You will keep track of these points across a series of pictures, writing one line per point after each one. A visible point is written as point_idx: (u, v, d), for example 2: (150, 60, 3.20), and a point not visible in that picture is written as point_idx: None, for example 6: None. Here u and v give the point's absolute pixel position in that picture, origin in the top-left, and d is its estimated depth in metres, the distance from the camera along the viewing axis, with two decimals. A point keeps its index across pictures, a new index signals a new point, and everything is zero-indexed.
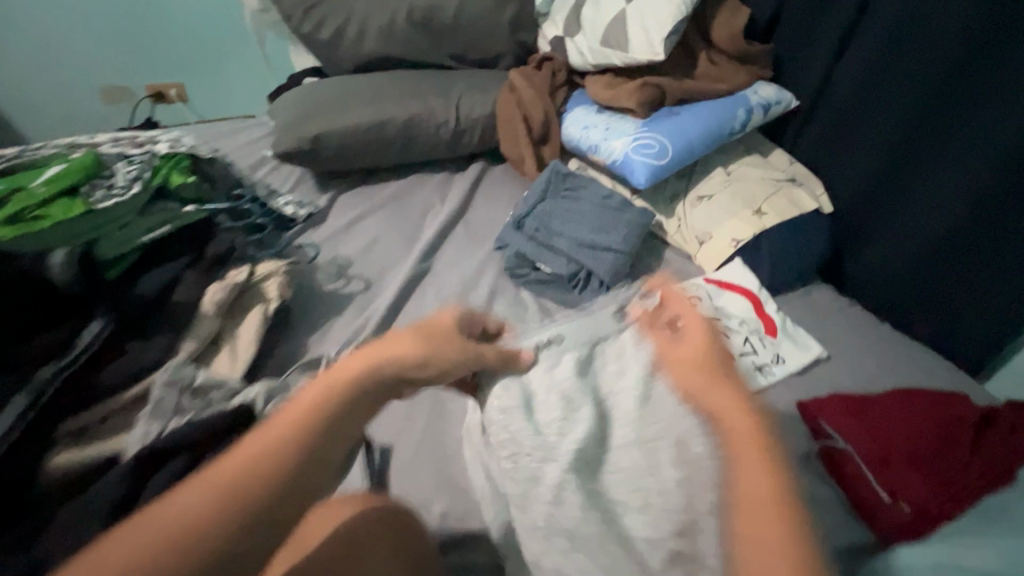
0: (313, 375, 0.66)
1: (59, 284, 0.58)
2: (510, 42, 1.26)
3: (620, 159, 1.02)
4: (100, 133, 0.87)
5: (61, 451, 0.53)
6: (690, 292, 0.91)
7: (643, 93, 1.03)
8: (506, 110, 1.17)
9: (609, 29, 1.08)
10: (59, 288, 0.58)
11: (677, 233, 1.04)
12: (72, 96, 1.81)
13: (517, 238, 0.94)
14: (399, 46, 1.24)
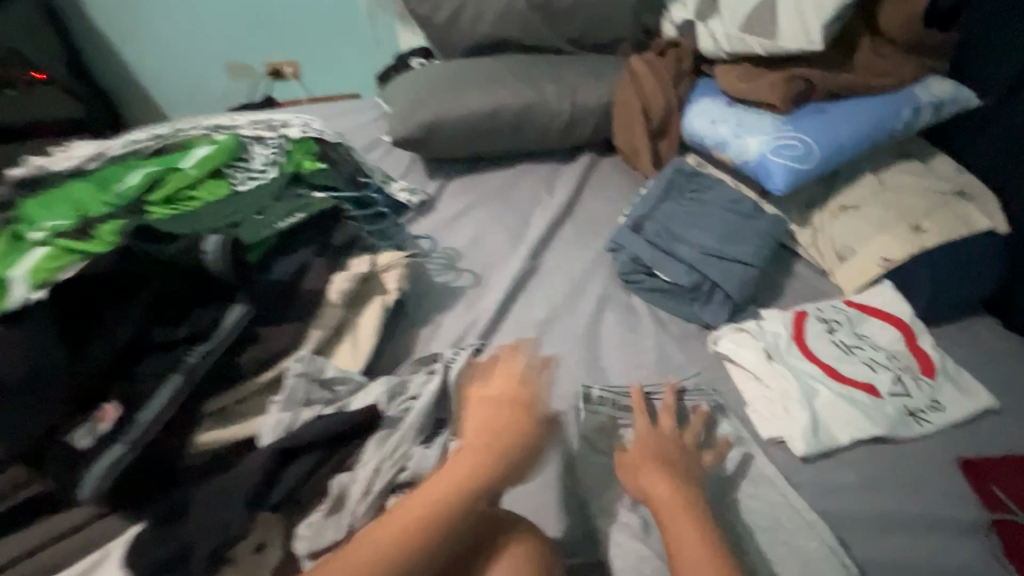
0: (427, 374, 0.66)
1: (213, 270, 0.58)
2: (634, 26, 1.19)
3: (755, 160, 0.91)
4: (239, 116, 0.90)
5: (205, 430, 0.56)
6: (827, 316, 0.81)
7: (790, 87, 0.92)
8: (625, 100, 1.10)
9: (754, 13, 0.97)
10: (211, 274, 0.59)
11: (812, 245, 0.93)
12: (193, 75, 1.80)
13: (634, 242, 0.87)
14: (515, 28, 1.19)
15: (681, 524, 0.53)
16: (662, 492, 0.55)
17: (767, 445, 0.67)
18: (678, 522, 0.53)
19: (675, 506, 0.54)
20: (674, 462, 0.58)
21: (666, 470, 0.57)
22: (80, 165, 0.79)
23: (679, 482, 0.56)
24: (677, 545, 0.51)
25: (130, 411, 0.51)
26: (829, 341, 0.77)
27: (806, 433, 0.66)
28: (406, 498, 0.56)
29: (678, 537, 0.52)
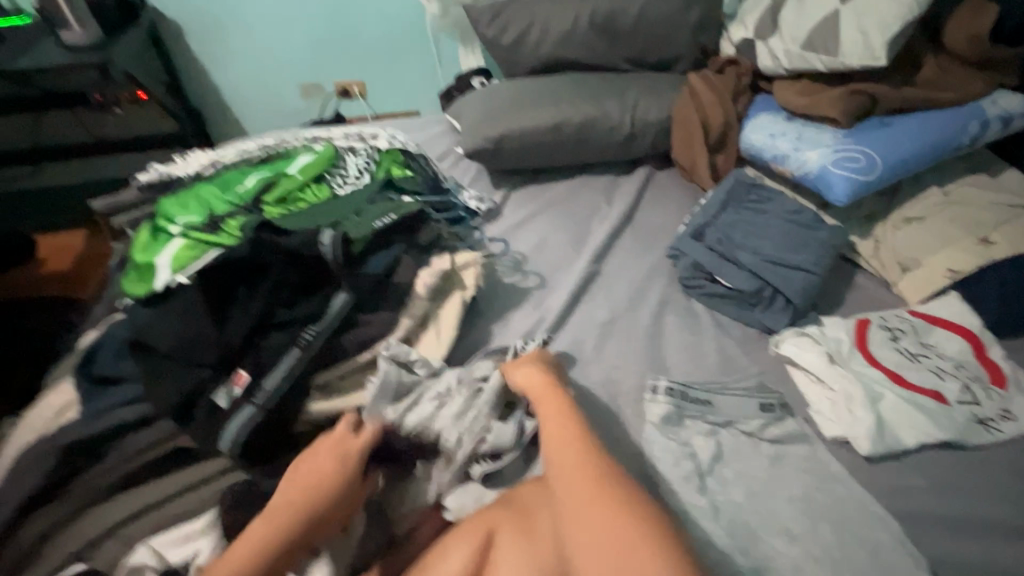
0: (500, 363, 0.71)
1: (330, 264, 0.69)
2: (692, 45, 1.24)
3: (815, 172, 0.94)
4: (332, 129, 1.00)
5: (317, 400, 0.63)
6: (890, 324, 0.82)
7: (852, 102, 0.94)
8: (684, 114, 1.14)
9: (815, 31, 1.00)
10: (328, 267, 0.69)
11: (873, 256, 0.94)
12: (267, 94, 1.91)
13: (695, 248, 0.91)
14: (577, 49, 1.26)
15: (564, 449, 0.57)
16: (552, 427, 0.60)
17: (830, 444, 0.69)
18: (572, 485, 0.53)
19: (559, 435, 0.59)
20: (555, 398, 0.63)
21: (545, 408, 0.62)
22: (203, 171, 0.91)
23: (561, 415, 0.61)
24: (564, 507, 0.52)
25: (258, 378, 0.61)
26: (893, 349, 0.78)
27: (871, 434, 0.67)
28: (488, 467, 0.61)
29: (563, 460, 0.56)
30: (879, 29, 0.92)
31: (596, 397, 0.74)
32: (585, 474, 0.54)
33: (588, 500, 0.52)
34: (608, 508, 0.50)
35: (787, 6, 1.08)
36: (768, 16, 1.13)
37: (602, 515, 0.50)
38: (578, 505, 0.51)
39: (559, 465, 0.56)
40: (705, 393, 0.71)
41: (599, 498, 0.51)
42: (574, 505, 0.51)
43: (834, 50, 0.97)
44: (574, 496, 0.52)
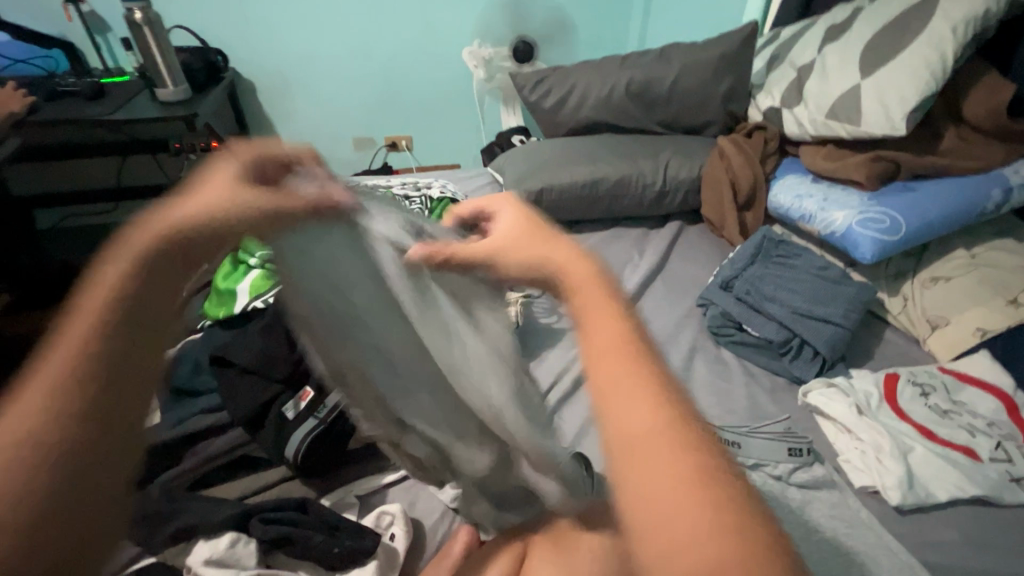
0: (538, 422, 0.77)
1: None
2: (722, 111, 1.34)
3: (841, 231, 0.98)
4: (391, 180, 1.12)
5: None
6: (920, 380, 0.83)
7: (875, 167, 1.00)
8: (713, 174, 1.22)
9: (838, 102, 1.08)
10: None
11: (902, 313, 0.97)
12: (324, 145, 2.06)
13: (724, 298, 0.96)
14: (614, 112, 1.36)
15: (615, 351, 0.37)
16: (598, 316, 0.39)
17: (861, 494, 0.70)
18: (626, 402, 0.35)
19: (602, 350, 0.37)
20: (595, 282, 0.42)
21: (583, 303, 0.41)
22: None
23: (614, 318, 0.39)
24: (617, 427, 0.34)
25: (320, 394, 0.68)
26: (923, 404, 0.79)
27: (901, 484, 0.68)
28: None
29: (618, 371, 0.36)
30: (899, 100, 0.98)
31: None
32: (652, 408, 0.34)
33: (669, 473, 0.32)
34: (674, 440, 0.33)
35: (811, 79, 1.17)
36: (793, 88, 1.22)
37: (663, 450, 0.33)
38: (646, 441, 0.33)
39: (618, 415, 0.34)
40: (733, 435, 0.74)
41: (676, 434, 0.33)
42: (631, 436, 0.33)
43: (856, 119, 1.04)
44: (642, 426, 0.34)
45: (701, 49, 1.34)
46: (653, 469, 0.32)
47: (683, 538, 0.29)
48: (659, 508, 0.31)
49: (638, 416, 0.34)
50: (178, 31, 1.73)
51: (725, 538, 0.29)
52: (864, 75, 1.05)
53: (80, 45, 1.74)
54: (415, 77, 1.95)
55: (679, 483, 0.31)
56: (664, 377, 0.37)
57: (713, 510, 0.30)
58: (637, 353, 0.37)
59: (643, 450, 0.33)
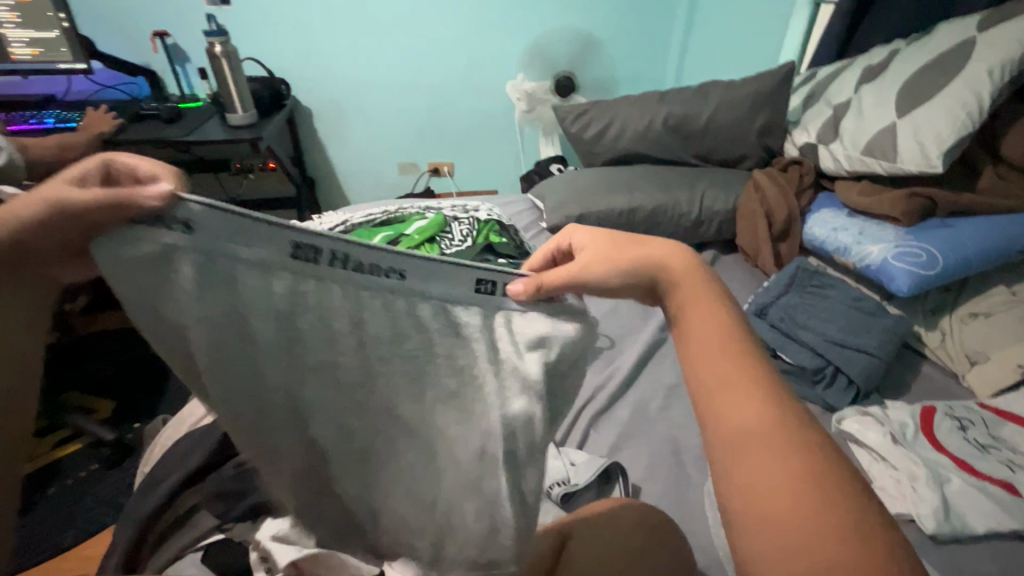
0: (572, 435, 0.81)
1: None
2: (757, 146, 1.39)
3: (877, 264, 1.00)
4: (440, 203, 1.20)
5: None
6: (958, 414, 0.83)
7: (911, 203, 1.02)
8: (748, 206, 1.26)
9: (874, 140, 1.11)
10: None
11: (940, 348, 0.97)
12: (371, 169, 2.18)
13: (758, 325, 0.99)
14: (652, 145, 1.42)
15: (720, 355, 0.42)
16: (705, 325, 0.44)
17: (896, 521, 0.71)
18: (731, 396, 0.39)
19: (711, 354, 0.42)
20: (703, 293, 0.46)
21: (689, 315, 0.45)
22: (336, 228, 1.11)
23: (721, 329, 0.44)
24: (722, 418, 0.39)
25: None
26: (960, 438, 0.79)
27: (936, 512, 0.69)
28: (566, 488, 0.69)
29: (723, 371, 0.41)
30: (936, 138, 1.00)
31: (661, 449, 0.80)
32: (753, 402, 0.39)
33: (775, 457, 0.36)
34: (774, 431, 0.37)
35: (847, 117, 1.21)
36: (829, 125, 1.26)
37: (764, 438, 0.37)
38: (747, 429, 0.38)
39: (723, 405, 0.39)
40: None
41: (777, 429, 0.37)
42: (735, 425, 0.38)
43: (892, 156, 1.07)
44: (744, 418, 0.38)
45: (738, 86, 1.40)
46: (758, 450, 0.36)
47: (788, 513, 0.33)
48: (770, 487, 0.35)
49: (743, 407, 0.39)
50: (248, 62, 1.89)
51: (824, 510, 0.33)
52: (900, 114, 1.08)
53: (161, 73, 1.90)
54: (460, 107, 2.07)
55: (784, 465, 0.35)
56: (776, 381, 0.41)
57: (811, 492, 0.34)
58: (748, 359, 0.42)
59: (746, 437, 0.37)
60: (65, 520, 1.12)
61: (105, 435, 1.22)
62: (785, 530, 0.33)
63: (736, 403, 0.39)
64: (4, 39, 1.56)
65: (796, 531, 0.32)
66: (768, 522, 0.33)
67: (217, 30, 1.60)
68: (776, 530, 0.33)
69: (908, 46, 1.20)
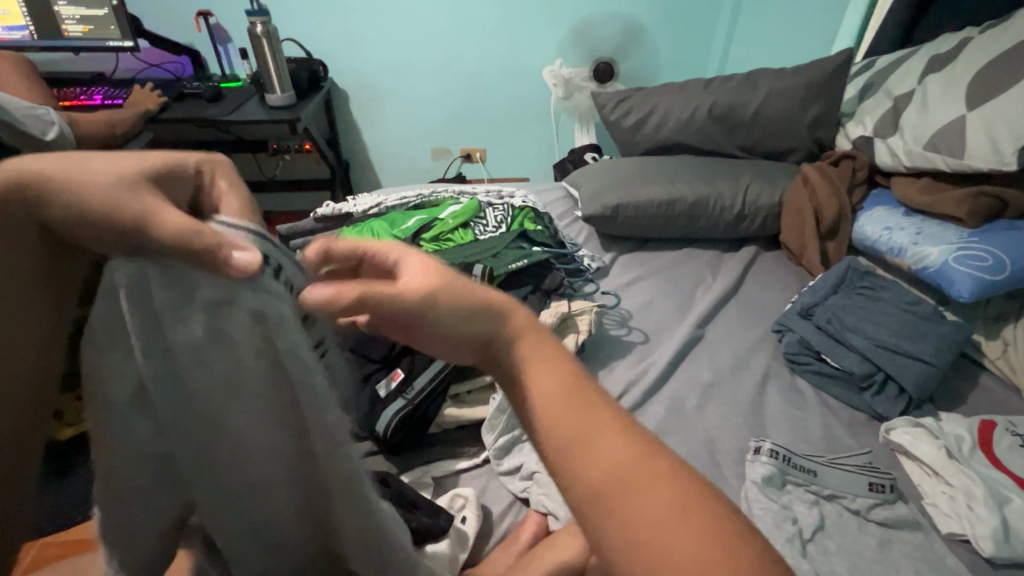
0: None
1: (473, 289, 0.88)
2: (807, 138, 1.32)
3: (936, 267, 0.94)
4: (476, 187, 1.24)
5: (449, 407, 0.76)
6: (1020, 431, 0.77)
7: (977, 202, 0.95)
8: (795, 201, 1.20)
9: (939, 134, 1.04)
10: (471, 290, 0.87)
11: (1001, 359, 0.91)
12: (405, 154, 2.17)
13: (803, 326, 0.94)
14: (695, 135, 1.37)
15: (557, 399, 0.36)
16: (543, 369, 0.38)
17: (948, 541, 0.67)
18: (591, 448, 0.34)
19: (557, 402, 0.36)
20: (541, 337, 0.39)
21: (527, 349, 0.38)
22: (374, 210, 1.16)
23: (559, 366, 0.38)
24: (586, 480, 0.33)
25: (409, 378, 0.75)
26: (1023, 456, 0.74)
27: (995, 534, 0.64)
28: None
29: (565, 421, 0.35)
30: (1010, 133, 0.93)
31: (696, 449, 0.77)
32: (614, 450, 0.33)
33: (657, 519, 0.31)
34: (644, 473, 0.33)
35: (909, 109, 1.14)
36: (888, 119, 1.19)
37: (638, 494, 0.32)
38: (610, 484, 0.32)
39: (582, 457, 0.34)
40: (804, 464, 0.73)
41: (646, 470, 0.33)
42: (599, 483, 0.33)
43: (960, 152, 1.00)
44: (599, 473, 0.33)
45: (790, 75, 1.33)
46: (638, 512, 0.31)
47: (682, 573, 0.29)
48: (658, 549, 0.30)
49: (605, 459, 0.33)
50: (288, 42, 1.90)
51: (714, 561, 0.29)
52: (970, 107, 1.01)
53: (203, 52, 1.93)
54: (495, 92, 2.03)
55: (668, 515, 0.31)
56: (616, 411, 0.36)
57: (706, 534, 0.30)
58: (587, 392, 0.36)
59: (616, 493, 0.32)
60: None
61: None
62: None
63: (592, 453, 0.34)
64: (57, 15, 1.60)
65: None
66: None
67: (259, 9, 1.60)
68: None
69: (981, 34, 1.11)
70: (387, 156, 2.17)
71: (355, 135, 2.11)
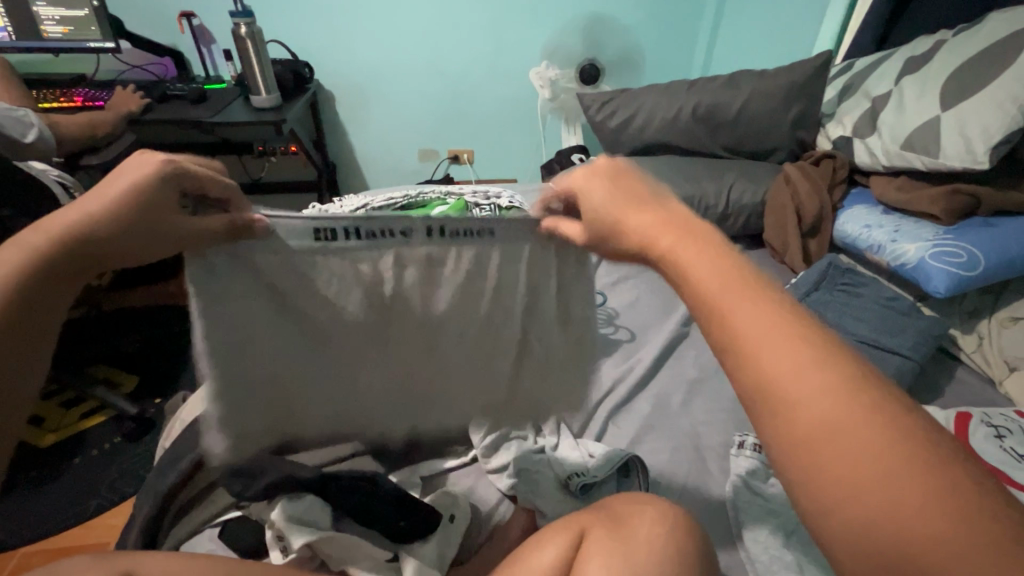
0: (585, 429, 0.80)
1: None
2: (790, 137, 1.34)
3: (913, 264, 0.96)
4: (463, 187, 1.24)
5: None
6: (994, 422, 0.79)
7: (952, 201, 0.98)
8: (777, 200, 1.22)
9: (914, 134, 1.07)
10: None
11: (977, 353, 0.93)
12: (392, 156, 2.17)
13: None
14: (679, 135, 1.39)
15: (730, 292, 0.36)
16: (700, 264, 0.39)
17: None
18: (765, 341, 0.33)
19: (727, 295, 0.36)
20: (699, 243, 0.40)
21: (690, 251, 0.40)
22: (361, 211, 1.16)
23: (722, 262, 0.38)
24: (762, 372, 0.32)
25: None
26: (997, 447, 0.75)
27: None
28: (584, 480, 0.68)
29: (738, 312, 0.35)
30: (984, 131, 0.95)
31: (682, 444, 0.78)
32: (792, 343, 0.33)
33: (818, 404, 0.30)
34: (825, 364, 0.31)
35: (887, 110, 1.16)
36: (867, 119, 1.21)
37: (821, 384, 0.31)
38: (790, 376, 0.32)
39: (754, 351, 0.33)
40: None
41: (829, 364, 0.32)
42: (778, 376, 0.32)
43: (934, 151, 1.03)
44: (779, 364, 0.32)
45: (772, 75, 1.35)
46: (795, 400, 0.31)
47: (876, 464, 0.28)
48: (842, 444, 0.29)
49: (786, 351, 0.32)
50: (273, 43, 1.89)
51: (902, 458, 0.28)
52: (945, 107, 1.04)
53: (187, 54, 1.91)
54: (481, 93, 2.04)
55: (853, 412, 0.30)
56: (789, 301, 0.36)
57: (893, 434, 0.29)
58: (757, 287, 0.36)
59: (799, 384, 0.31)
60: (87, 492, 1.14)
61: (127, 409, 1.24)
62: (870, 486, 0.28)
63: (773, 341, 0.33)
64: (36, 17, 1.58)
65: (864, 486, 0.28)
66: (848, 483, 0.28)
67: (242, 10, 1.58)
68: (861, 503, 0.28)
69: (955, 36, 1.14)
70: (374, 158, 2.17)
71: (341, 137, 2.10)
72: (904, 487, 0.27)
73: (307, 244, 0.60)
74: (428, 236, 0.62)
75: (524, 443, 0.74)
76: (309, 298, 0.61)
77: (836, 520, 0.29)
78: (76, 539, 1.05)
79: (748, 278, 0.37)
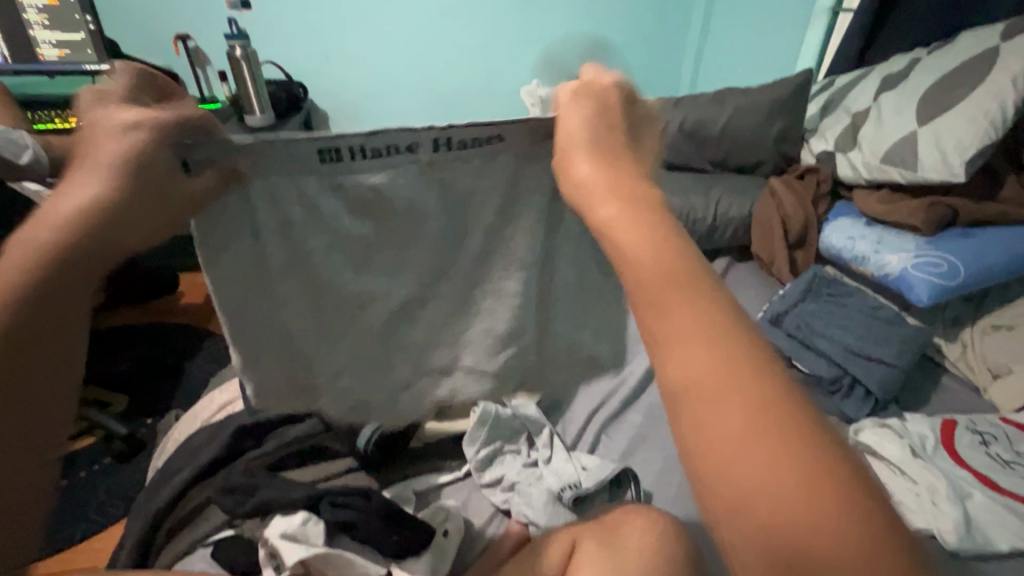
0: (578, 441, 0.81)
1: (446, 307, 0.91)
2: (774, 152, 1.38)
3: (897, 274, 0.98)
4: None
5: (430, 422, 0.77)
6: (979, 428, 0.80)
7: (931, 212, 1.00)
8: (764, 213, 1.25)
9: (893, 148, 1.10)
10: None
11: (961, 360, 0.95)
12: None
13: (775, 333, 0.98)
14: (667, 150, 1.41)
15: (657, 280, 0.33)
16: (636, 240, 0.35)
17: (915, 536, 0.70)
18: (679, 332, 0.31)
19: (654, 282, 0.33)
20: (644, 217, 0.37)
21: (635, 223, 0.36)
22: None
23: (665, 243, 0.35)
24: (670, 368, 0.30)
25: None
26: (982, 453, 0.77)
27: (958, 527, 0.67)
28: (576, 492, 0.68)
29: (657, 301, 0.32)
30: (959, 147, 0.99)
31: (674, 455, 0.79)
32: (705, 338, 0.30)
33: (725, 405, 0.28)
34: (735, 362, 0.29)
35: (867, 124, 1.20)
36: (848, 133, 1.24)
37: (723, 388, 0.28)
38: (697, 374, 0.29)
39: (665, 346, 0.31)
40: None
41: (739, 363, 0.29)
42: (687, 372, 0.29)
43: (913, 164, 1.06)
44: (685, 361, 0.30)
45: (756, 92, 1.39)
46: (698, 398, 0.29)
47: (772, 474, 0.26)
48: (737, 450, 0.27)
49: (695, 346, 0.30)
50: (267, 64, 1.91)
51: (793, 467, 0.26)
52: (922, 122, 1.07)
53: (182, 74, 1.93)
54: (474, 111, 2.07)
55: (754, 416, 0.27)
56: (722, 295, 0.33)
57: (790, 442, 0.27)
58: (696, 272, 0.33)
59: (708, 384, 0.29)
60: (74, 515, 1.12)
61: (118, 430, 1.22)
62: (767, 498, 0.26)
63: (689, 332, 0.30)
64: (32, 39, 1.59)
65: (767, 507, 0.25)
66: (740, 496, 0.26)
67: (238, 33, 1.61)
68: (750, 515, 0.26)
69: (928, 55, 1.19)
70: None
71: None
72: (792, 502, 0.25)
73: (303, 165, 0.46)
74: (435, 147, 0.49)
75: (518, 456, 0.74)
76: (315, 233, 0.49)
77: (728, 532, 0.27)
78: (61, 564, 1.03)
79: (684, 261, 0.34)
